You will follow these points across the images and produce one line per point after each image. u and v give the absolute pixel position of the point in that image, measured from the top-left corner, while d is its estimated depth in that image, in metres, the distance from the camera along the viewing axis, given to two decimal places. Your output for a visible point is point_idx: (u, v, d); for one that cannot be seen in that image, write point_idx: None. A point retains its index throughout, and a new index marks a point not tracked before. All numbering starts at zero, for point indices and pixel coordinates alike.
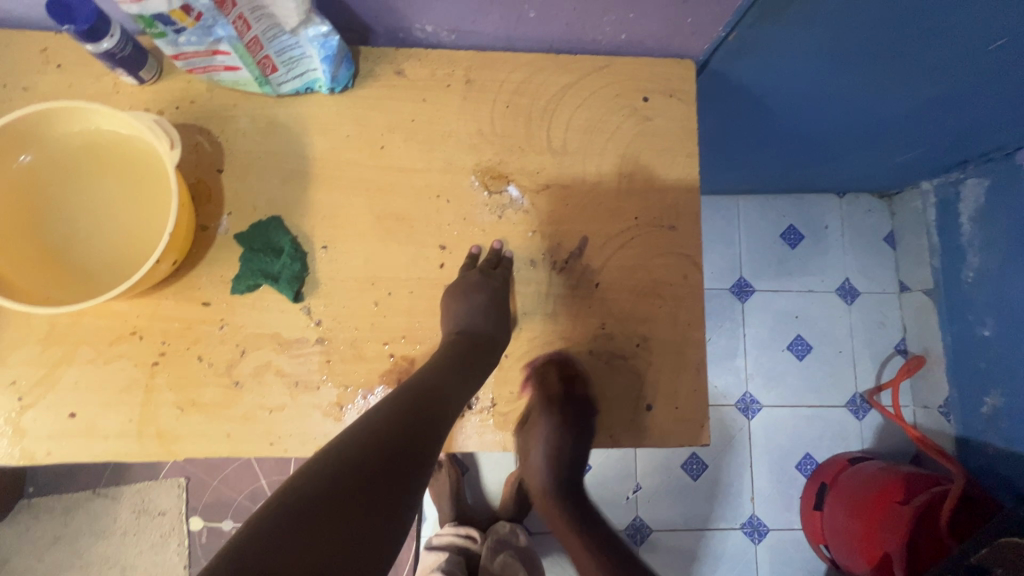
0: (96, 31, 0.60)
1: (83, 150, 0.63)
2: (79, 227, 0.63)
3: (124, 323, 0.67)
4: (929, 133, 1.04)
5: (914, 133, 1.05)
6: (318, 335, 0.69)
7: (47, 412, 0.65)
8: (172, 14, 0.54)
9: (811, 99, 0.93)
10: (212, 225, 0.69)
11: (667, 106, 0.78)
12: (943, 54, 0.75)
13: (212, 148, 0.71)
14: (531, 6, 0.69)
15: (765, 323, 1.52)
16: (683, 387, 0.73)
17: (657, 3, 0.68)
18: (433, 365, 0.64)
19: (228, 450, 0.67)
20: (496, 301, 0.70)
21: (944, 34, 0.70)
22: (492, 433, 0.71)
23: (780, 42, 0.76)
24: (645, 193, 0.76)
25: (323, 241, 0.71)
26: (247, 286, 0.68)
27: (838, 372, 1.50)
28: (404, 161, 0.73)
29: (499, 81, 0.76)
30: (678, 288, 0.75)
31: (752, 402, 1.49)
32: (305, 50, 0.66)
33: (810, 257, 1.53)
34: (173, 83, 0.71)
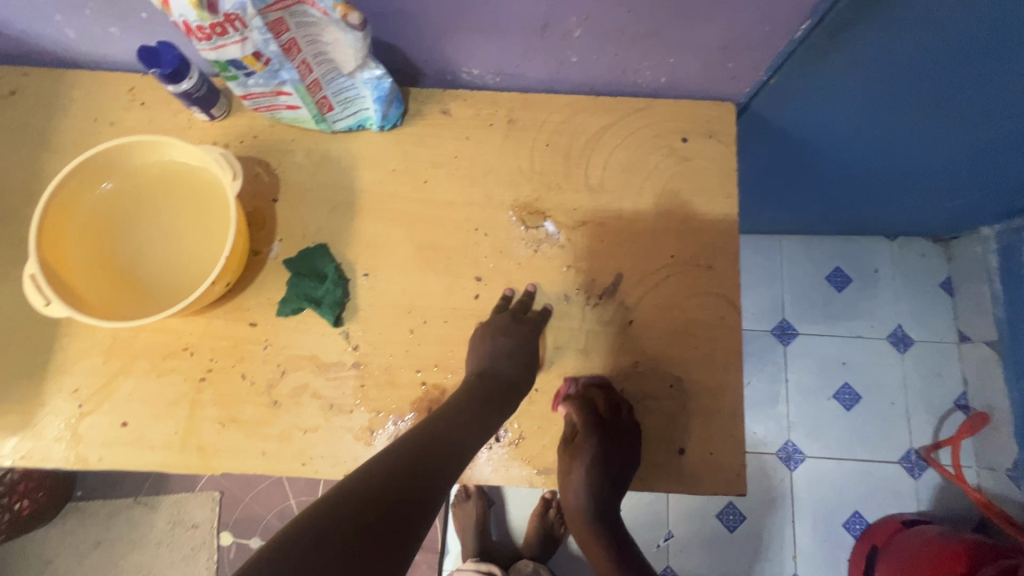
0: (177, 73, 0.67)
1: (155, 179, 0.69)
2: (146, 249, 0.68)
3: (178, 340, 0.71)
4: (989, 176, 1.00)
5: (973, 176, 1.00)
6: (355, 359, 0.71)
7: (102, 420, 0.69)
8: (244, 60, 0.60)
9: (859, 140, 0.92)
10: (264, 250, 0.74)
11: (706, 147, 0.78)
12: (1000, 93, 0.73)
13: (269, 179, 0.76)
14: (573, 51, 0.71)
15: (808, 369, 1.45)
16: (719, 433, 0.71)
17: (698, 48, 0.70)
18: (460, 400, 0.65)
19: (263, 468, 0.69)
20: (522, 346, 0.70)
21: (998, 73, 0.69)
22: (519, 467, 0.70)
23: (824, 83, 0.76)
24: (682, 232, 0.76)
25: (365, 269, 0.74)
26: (292, 308, 0.71)
27: (890, 426, 1.41)
28: (446, 195, 0.76)
29: (540, 121, 0.79)
30: (714, 329, 0.73)
31: (795, 452, 1.42)
32: (359, 91, 0.70)
33: (859, 301, 1.47)
34: (240, 119, 0.77)
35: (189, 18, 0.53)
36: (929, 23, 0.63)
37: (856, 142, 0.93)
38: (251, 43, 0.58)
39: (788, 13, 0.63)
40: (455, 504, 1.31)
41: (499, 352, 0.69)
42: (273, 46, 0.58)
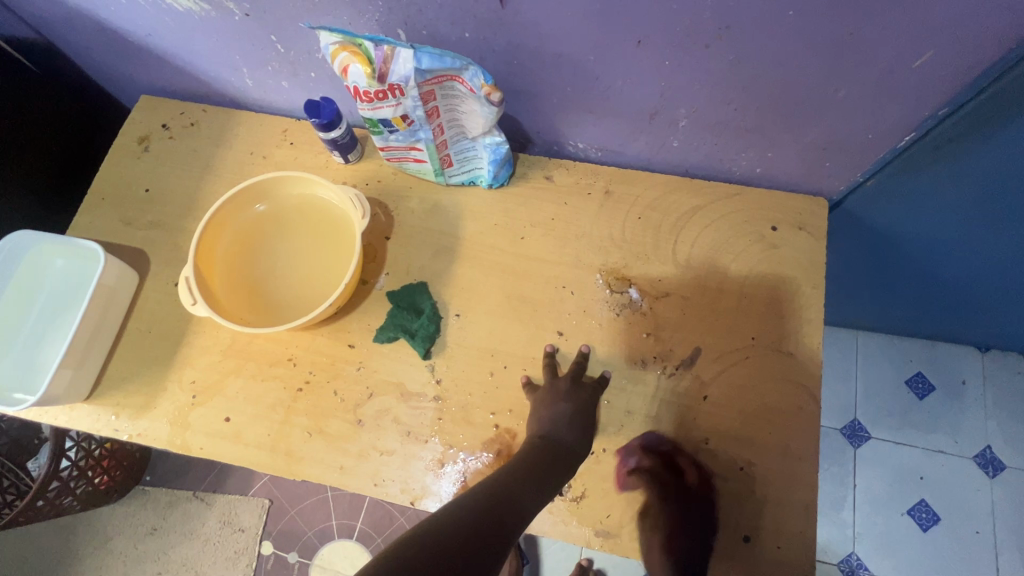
0: (331, 124, 0.79)
1: (296, 208, 0.79)
2: (278, 268, 0.77)
3: (285, 350, 0.79)
4: None
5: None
6: (436, 392, 0.76)
7: (209, 412, 0.77)
8: (393, 120, 0.70)
9: (954, 249, 0.91)
10: (371, 281, 0.82)
11: (796, 237, 0.80)
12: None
13: (385, 218, 0.85)
14: (676, 137, 0.78)
15: (880, 477, 1.35)
16: (789, 527, 0.68)
17: (797, 146, 0.74)
18: (513, 466, 0.63)
19: (338, 482, 0.73)
20: (582, 411, 0.71)
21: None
22: (578, 525, 0.71)
23: (924, 189, 0.77)
24: (765, 316, 0.77)
25: (457, 310, 0.80)
26: (387, 336, 0.78)
27: (975, 559, 1.27)
28: (539, 252, 0.82)
29: (635, 195, 0.84)
30: (791, 417, 0.73)
31: (860, 568, 1.30)
32: (478, 153, 0.79)
33: (942, 412, 1.37)
34: (369, 164, 0.88)
35: (360, 84, 0.64)
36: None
37: (951, 250, 0.92)
38: (403, 107, 0.67)
39: (893, 124, 0.66)
40: None
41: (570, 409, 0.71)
42: (420, 111, 0.68)
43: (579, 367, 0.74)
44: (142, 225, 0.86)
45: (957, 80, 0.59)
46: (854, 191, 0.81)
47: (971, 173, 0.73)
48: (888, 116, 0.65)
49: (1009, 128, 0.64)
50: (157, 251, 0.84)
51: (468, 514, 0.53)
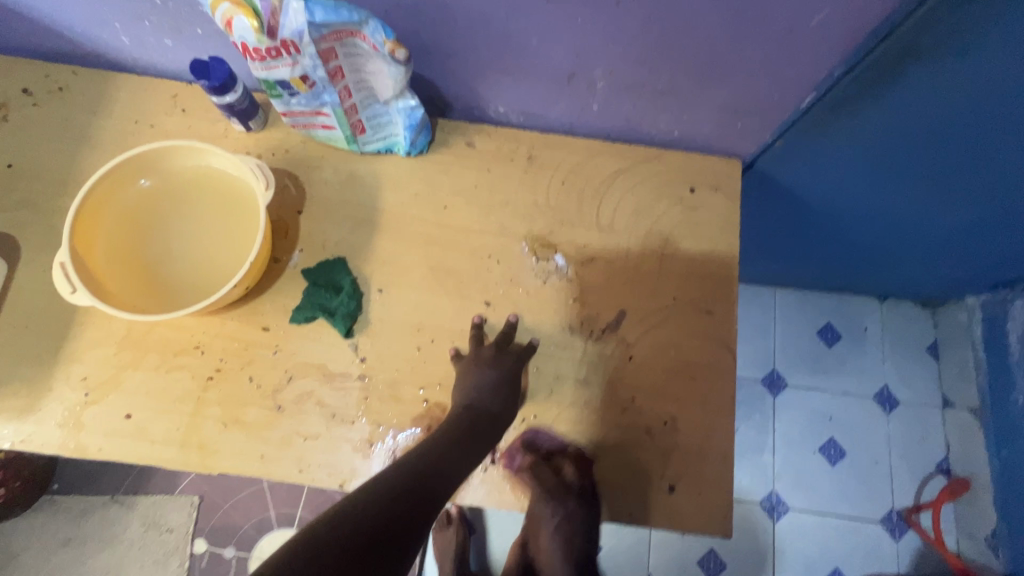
0: (224, 86, 0.71)
1: (190, 182, 0.72)
2: (173, 248, 0.70)
3: (190, 337, 0.73)
4: (976, 249, 1.06)
5: (960, 249, 1.07)
6: (361, 371, 0.73)
7: (106, 410, 0.70)
8: (292, 81, 0.64)
9: (853, 206, 0.98)
10: (284, 259, 0.77)
11: (712, 198, 0.83)
12: (994, 167, 0.80)
13: (296, 191, 0.79)
14: (595, 100, 0.77)
15: (796, 421, 1.47)
16: (709, 474, 0.72)
17: (710, 107, 0.75)
18: (437, 437, 0.63)
19: (259, 472, 0.70)
20: (506, 377, 0.72)
21: (988, 149, 0.77)
22: (511, 491, 0.71)
23: (828, 147, 0.82)
24: (685, 276, 0.80)
25: (380, 285, 0.77)
26: (305, 316, 0.73)
27: (874, 485, 1.43)
28: (463, 221, 0.80)
29: (558, 160, 0.83)
30: (710, 371, 0.76)
31: (779, 504, 1.42)
32: (392, 118, 0.75)
33: (848, 357, 1.50)
34: (274, 133, 0.81)
35: (247, 40, 0.57)
36: (933, 99, 0.70)
37: (852, 207, 0.98)
38: (301, 67, 0.62)
39: (795, 84, 0.69)
40: (436, 527, 1.31)
41: (497, 378, 0.70)
42: (321, 71, 0.62)
43: (505, 336, 0.74)
44: (7, 206, 0.75)
45: (849, 41, 0.61)
46: (765, 151, 0.84)
47: (867, 132, 0.78)
48: (790, 76, 0.67)
49: (903, 88, 0.69)
50: (29, 236, 0.74)
51: (393, 489, 0.52)
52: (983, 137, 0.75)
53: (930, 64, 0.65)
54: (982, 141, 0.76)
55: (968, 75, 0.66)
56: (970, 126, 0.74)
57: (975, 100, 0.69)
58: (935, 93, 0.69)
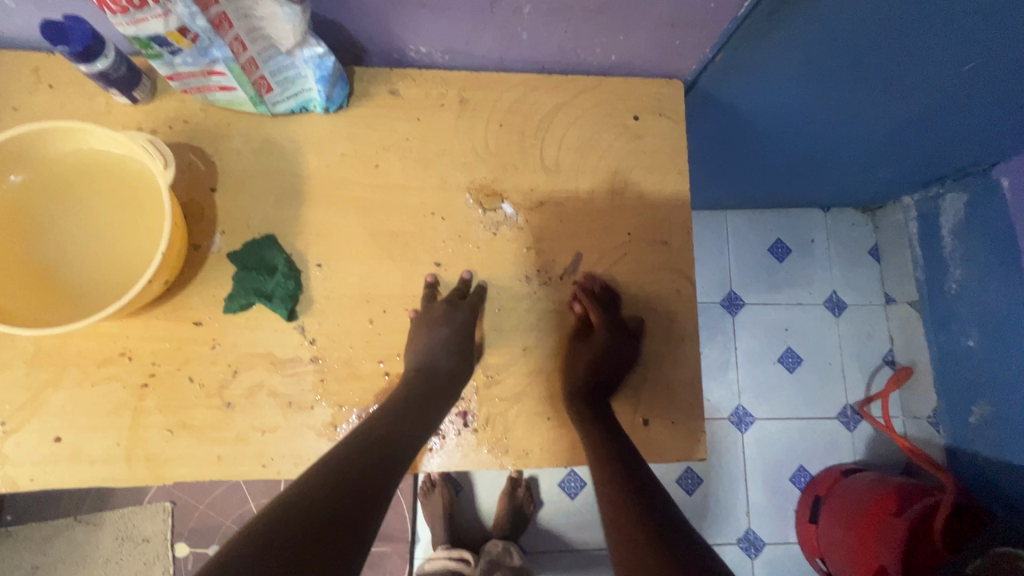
0: (91, 51, 0.60)
1: (74, 169, 0.62)
2: (69, 248, 0.62)
3: (113, 345, 0.65)
4: (912, 148, 1.08)
5: (895, 149, 1.09)
6: (312, 354, 0.68)
7: (30, 437, 0.63)
8: (169, 36, 0.54)
9: (796, 116, 0.97)
10: (205, 244, 0.69)
11: (657, 124, 0.79)
12: (923, 67, 0.78)
13: (206, 167, 0.71)
14: (523, 28, 0.70)
15: (755, 337, 1.53)
16: (680, 404, 0.73)
17: (646, 25, 0.70)
18: (394, 406, 0.60)
19: (219, 474, 0.65)
20: (460, 332, 0.68)
21: (918, 52, 0.74)
22: (488, 452, 0.69)
23: (765, 60, 0.79)
24: (637, 209, 0.77)
25: (318, 259, 0.71)
26: (240, 304, 0.67)
27: (829, 384, 1.52)
28: (399, 179, 0.74)
29: (493, 101, 0.77)
30: (672, 302, 0.75)
31: (745, 415, 1.50)
32: (300, 70, 0.66)
33: (798, 270, 1.56)
34: (167, 103, 0.71)
35: None
36: (861, 2, 0.65)
37: (794, 117, 0.98)
38: (175, 17, 0.52)
39: None
40: (421, 494, 1.32)
41: (452, 337, 0.67)
42: (201, 21, 0.53)
43: (460, 292, 0.71)
44: None
45: None
46: (705, 69, 0.81)
47: (802, 44, 0.75)
48: None
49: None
50: None
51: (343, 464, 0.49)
52: (914, 41, 0.71)
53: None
54: (914, 44, 0.72)
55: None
56: (898, 31, 0.69)
57: (904, 3, 0.64)
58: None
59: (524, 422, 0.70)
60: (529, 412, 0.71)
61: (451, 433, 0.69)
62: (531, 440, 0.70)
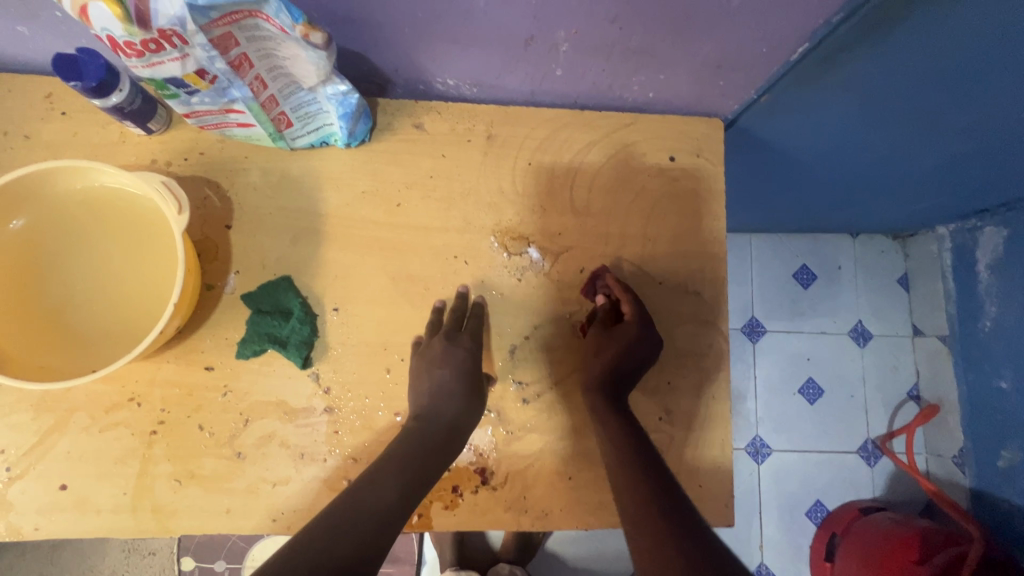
0: (105, 85, 0.57)
1: (84, 208, 0.59)
2: (76, 291, 0.59)
3: (121, 390, 0.63)
4: (956, 185, 1.02)
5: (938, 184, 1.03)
6: (327, 404, 0.65)
7: (35, 484, 0.61)
8: (186, 77, 0.51)
9: (835, 151, 0.91)
10: (219, 284, 0.66)
11: (694, 166, 0.75)
12: (981, 114, 0.72)
13: (221, 203, 0.68)
14: (558, 65, 0.66)
15: (775, 366, 1.49)
16: (708, 466, 0.70)
17: (690, 66, 0.66)
18: (392, 463, 0.56)
19: (227, 528, 0.62)
20: (464, 370, 0.64)
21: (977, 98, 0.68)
22: (505, 512, 0.66)
23: (812, 100, 0.74)
24: (670, 257, 0.73)
25: (335, 303, 0.68)
26: (253, 350, 0.64)
27: (849, 417, 1.47)
28: (421, 219, 0.70)
29: (521, 137, 0.73)
30: (702, 356, 0.72)
31: (762, 446, 1.46)
32: (322, 106, 0.63)
33: (823, 298, 1.51)
34: (182, 134, 0.68)
35: (113, 32, 0.44)
36: (921, 51, 0.60)
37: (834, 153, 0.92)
38: (193, 60, 0.49)
39: (787, 36, 0.60)
40: None
41: (455, 373, 0.63)
42: (221, 63, 0.50)
43: (458, 315, 0.67)
44: None
45: None
46: (748, 108, 0.77)
47: (852, 87, 0.70)
48: (782, 27, 0.58)
49: (896, 34, 0.58)
50: None
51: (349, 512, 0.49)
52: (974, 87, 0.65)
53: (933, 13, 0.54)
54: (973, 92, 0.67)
55: (967, 25, 0.54)
56: (955, 79, 0.64)
57: (966, 54, 0.59)
58: (928, 43, 0.58)
59: (545, 481, 0.67)
60: (550, 470, 0.68)
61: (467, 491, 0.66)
62: (551, 500, 0.67)
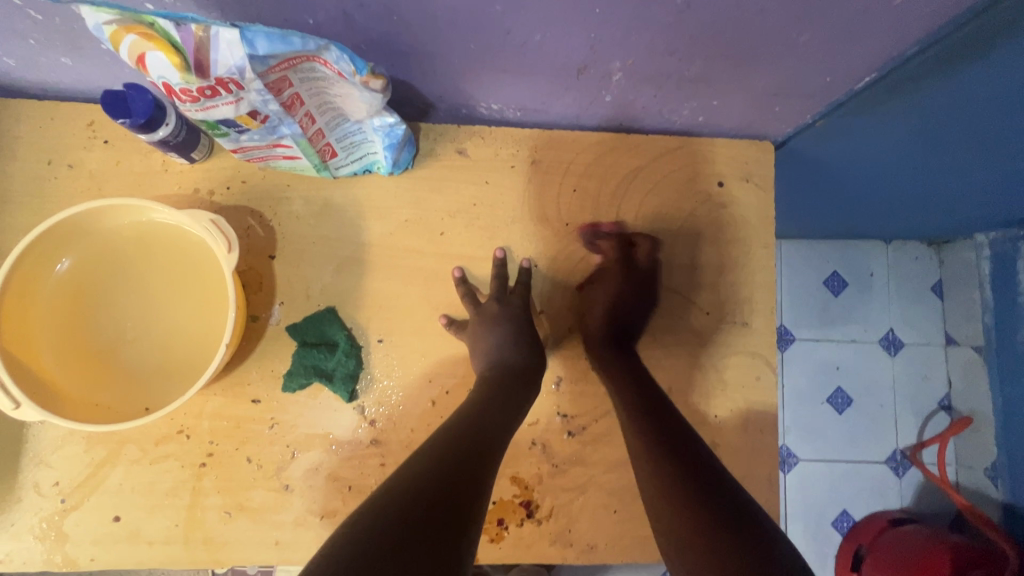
0: (152, 121, 0.56)
1: (132, 243, 0.59)
2: (127, 328, 0.59)
3: (171, 422, 0.63)
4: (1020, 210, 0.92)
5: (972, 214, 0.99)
6: (372, 436, 0.65)
7: (90, 516, 0.61)
8: (238, 119, 0.50)
9: (885, 172, 0.84)
10: (263, 315, 0.66)
11: (744, 192, 0.73)
12: (1017, 161, 0.70)
13: (264, 232, 0.67)
14: (609, 92, 0.64)
15: (806, 374, 1.32)
16: (756, 501, 0.69)
17: (746, 93, 0.63)
18: (473, 407, 0.57)
19: (276, 559, 0.63)
20: (521, 325, 0.66)
21: (1019, 147, 0.66)
22: (552, 545, 0.66)
23: (865, 125, 0.70)
24: (717, 286, 0.72)
25: (379, 334, 0.67)
26: (299, 384, 0.64)
27: (879, 430, 1.31)
28: (465, 248, 0.69)
29: (566, 162, 0.71)
30: (750, 390, 0.71)
31: (789, 456, 1.31)
32: (367, 136, 0.61)
33: (854, 307, 1.33)
34: (224, 162, 0.67)
35: (168, 80, 0.43)
36: (972, 95, 0.58)
37: (860, 182, 0.89)
38: (247, 103, 0.48)
39: (853, 66, 0.58)
40: None
41: (515, 336, 0.65)
42: (274, 105, 0.49)
43: (500, 279, 0.68)
44: None
45: (932, 21, 0.50)
46: (802, 131, 0.75)
47: (900, 108, 0.65)
48: (850, 57, 0.56)
49: (946, 77, 0.57)
50: None
51: (435, 459, 0.48)
52: (1015, 134, 0.64)
53: (974, 66, 0.53)
54: (1013, 138, 0.65)
55: (1009, 80, 0.54)
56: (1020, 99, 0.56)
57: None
58: (978, 89, 0.57)
59: (591, 514, 0.67)
60: (597, 503, 0.67)
61: (513, 524, 0.66)
62: (597, 534, 0.67)
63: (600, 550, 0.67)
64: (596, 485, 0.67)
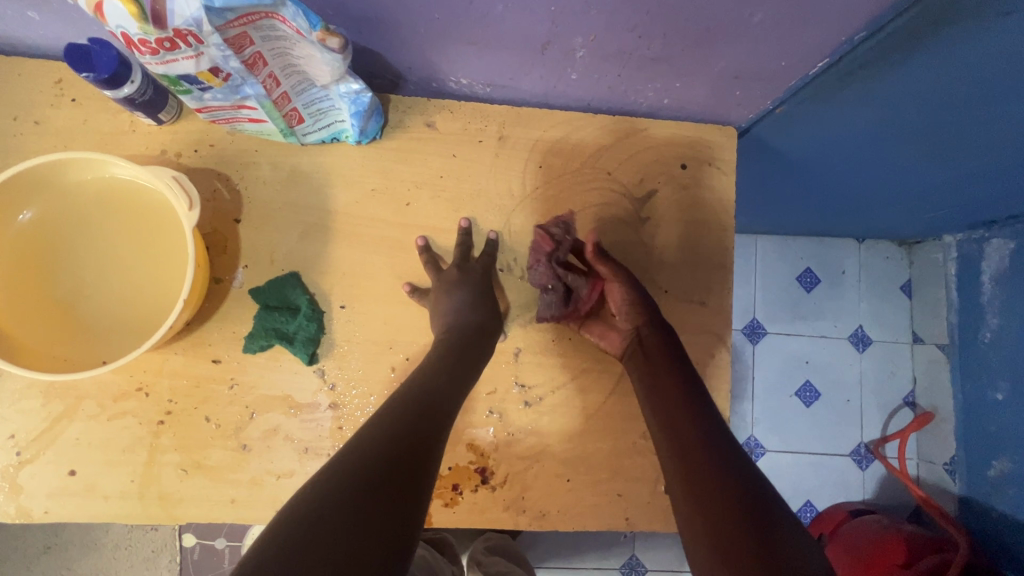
0: (117, 77, 0.57)
1: (94, 200, 0.60)
2: (87, 284, 0.60)
3: (130, 379, 0.64)
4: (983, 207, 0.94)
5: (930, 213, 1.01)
6: (331, 400, 0.66)
7: (47, 469, 0.62)
8: (200, 75, 0.51)
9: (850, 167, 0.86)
10: (226, 277, 0.67)
11: (706, 174, 0.75)
12: (969, 151, 0.72)
13: (231, 196, 0.68)
14: (574, 69, 0.65)
15: (774, 367, 1.35)
16: None
17: (706, 76, 0.65)
18: (430, 368, 0.59)
19: (231, 516, 0.64)
20: (481, 291, 0.67)
21: (972, 137, 0.68)
22: (504, 511, 0.68)
23: (830, 116, 0.72)
24: (677, 266, 0.74)
25: (341, 300, 0.68)
26: (259, 345, 0.65)
27: (845, 423, 1.33)
28: (430, 219, 0.71)
29: (533, 139, 0.73)
30: (705, 366, 0.73)
31: (756, 446, 1.33)
32: (334, 103, 0.62)
33: (824, 302, 1.35)
34: (192, 125, 0.67)
35: (128, 30, 0.43)
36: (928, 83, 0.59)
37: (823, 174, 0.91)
38: (208, 58, 0.48)
39: (807, 51, 0.60)
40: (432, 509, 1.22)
41: (472, 301, 0.66)
42: (235, 63, 0.49)
43: (464, 248, 0.69)
44: None
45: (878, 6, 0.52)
46: (764, 119, 0.77)
47: (862, 101, 0.67)
48: (804, 42, 0.58)
49: (909, 62, 0.57)
50: None
51: (389, 421, 0.48)
52: (969, 122, 0.65)
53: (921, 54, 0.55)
54: (965, 130, 0.67)
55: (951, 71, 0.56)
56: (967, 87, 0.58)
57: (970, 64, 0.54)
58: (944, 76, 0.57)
59: (544, 482, 0.69)
60: (551, 472, 0.69)
61: (467, 489, 0.68)
62: (549, 501, 0.68)
63: (552, 517, 0.68)
64: (549, 453, 0.69)
